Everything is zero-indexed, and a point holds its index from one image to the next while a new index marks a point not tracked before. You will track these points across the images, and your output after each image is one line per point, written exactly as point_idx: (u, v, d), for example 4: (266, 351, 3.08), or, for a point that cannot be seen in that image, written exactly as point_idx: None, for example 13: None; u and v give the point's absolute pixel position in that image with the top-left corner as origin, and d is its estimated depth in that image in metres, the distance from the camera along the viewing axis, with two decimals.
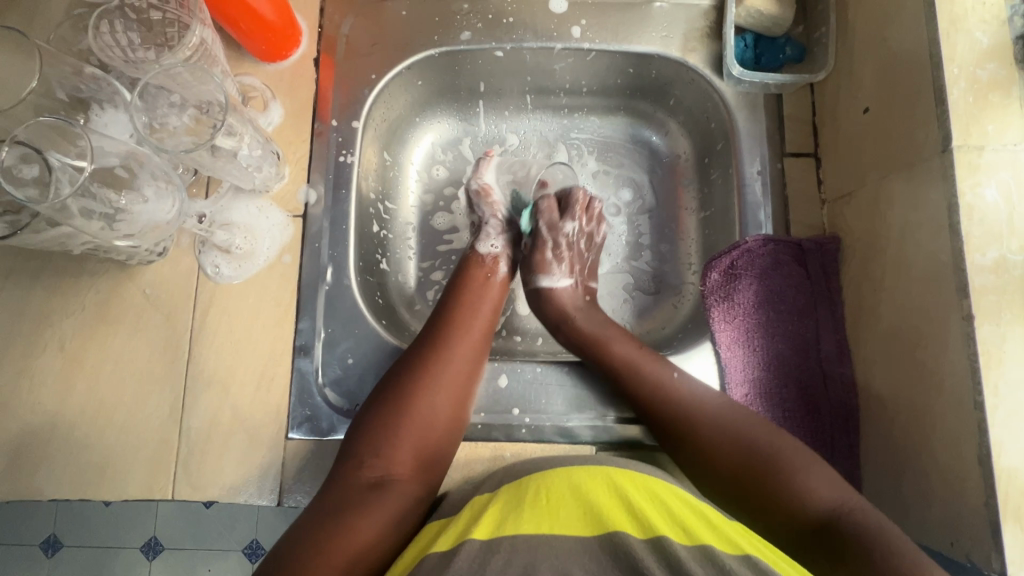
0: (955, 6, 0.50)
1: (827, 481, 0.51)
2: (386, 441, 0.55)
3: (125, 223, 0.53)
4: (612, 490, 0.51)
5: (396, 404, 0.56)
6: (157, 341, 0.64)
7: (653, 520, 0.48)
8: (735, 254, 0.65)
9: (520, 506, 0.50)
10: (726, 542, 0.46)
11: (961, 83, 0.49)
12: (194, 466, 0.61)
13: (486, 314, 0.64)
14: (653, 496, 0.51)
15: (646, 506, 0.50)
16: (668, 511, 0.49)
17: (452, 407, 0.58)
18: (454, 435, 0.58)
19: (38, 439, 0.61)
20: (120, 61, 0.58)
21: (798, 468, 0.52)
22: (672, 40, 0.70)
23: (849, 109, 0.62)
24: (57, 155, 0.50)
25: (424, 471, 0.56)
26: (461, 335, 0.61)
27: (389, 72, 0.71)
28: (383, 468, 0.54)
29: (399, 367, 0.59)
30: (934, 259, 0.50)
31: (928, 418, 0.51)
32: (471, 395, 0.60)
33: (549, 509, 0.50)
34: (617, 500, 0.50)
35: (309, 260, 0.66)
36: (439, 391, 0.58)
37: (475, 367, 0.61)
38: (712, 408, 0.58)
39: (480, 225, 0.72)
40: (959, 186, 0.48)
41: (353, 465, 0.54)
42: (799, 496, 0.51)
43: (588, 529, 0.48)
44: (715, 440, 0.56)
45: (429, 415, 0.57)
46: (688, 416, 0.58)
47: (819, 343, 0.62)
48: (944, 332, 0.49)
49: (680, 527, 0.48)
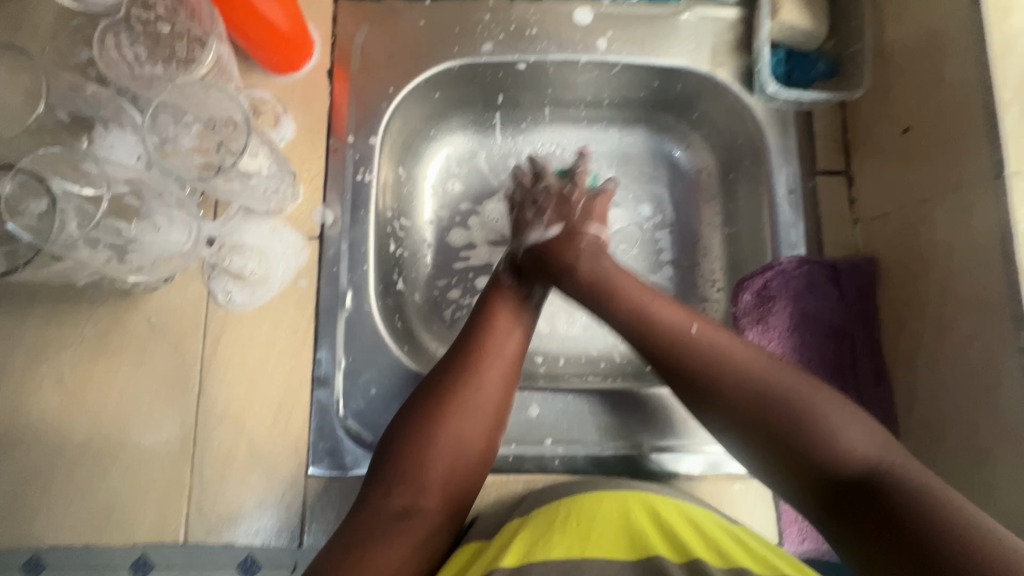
0: (1007, 29, 0.50)
1: (864, 431, 0.45)
2: (414, 466, 0.51)
3: (136, 254, 0.50)
4: (647, 510, 0.49)
5: (424, 428, 0.52)
6: (164, 372, 0.60)
7: (690, 543, 0.46)
8: (769, 276, 0.63)
9: (551, 529, 0.48)
10: (761, 564, 0.45)
11: (1013, 108, 0.49)
12: (208, 506, 0.58)
13: (519, 337, 0.59)
14: (687, 517, 0.49)
15: (681, 529, 0.47)
16: (701, 533, 0.47)
17: (485, 436, 0.54)
18: (484, 465, 0.54)
19: (36, 481, 0.57)
20: (125, 77, 0.54)
21: (833, 412, 0.46)
22: (701, 54, 0.68)
23: (885, 128, 0.61)
24: (60, 181, 0.46)
25: (453, 501, 0.52)
26: (491, 355, 0.56)
27: (407, 84, 0.68)
28: (409, 496, 0.50)
29: (426, 390, 0.54)
30: (986, 288, 0.49)
31: (980, 449, 0.50)
32: (503, 423, 0.56)
33: (581, 532, 0.47)
34: (653, 521, 0.48)
35: (327, 285, 0.63)
36: (469, 416, 0.53)
37: (506, 392, 0.56)
38: (737, 347, 0.51)
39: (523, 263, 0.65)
40: (1014, 214, 0.47)
41: (379, 493, 0.50)
42: (835, 449, 0.44)
43: (627, 551, 0.46)
44: (740, 386, 0.48)
45: (456, 439, 0.52)
46: (721, 361, 0.50)
47: (856, 366, 0.60)
48: (997, 363, 0.48)
49: (715, 550, 0.46)
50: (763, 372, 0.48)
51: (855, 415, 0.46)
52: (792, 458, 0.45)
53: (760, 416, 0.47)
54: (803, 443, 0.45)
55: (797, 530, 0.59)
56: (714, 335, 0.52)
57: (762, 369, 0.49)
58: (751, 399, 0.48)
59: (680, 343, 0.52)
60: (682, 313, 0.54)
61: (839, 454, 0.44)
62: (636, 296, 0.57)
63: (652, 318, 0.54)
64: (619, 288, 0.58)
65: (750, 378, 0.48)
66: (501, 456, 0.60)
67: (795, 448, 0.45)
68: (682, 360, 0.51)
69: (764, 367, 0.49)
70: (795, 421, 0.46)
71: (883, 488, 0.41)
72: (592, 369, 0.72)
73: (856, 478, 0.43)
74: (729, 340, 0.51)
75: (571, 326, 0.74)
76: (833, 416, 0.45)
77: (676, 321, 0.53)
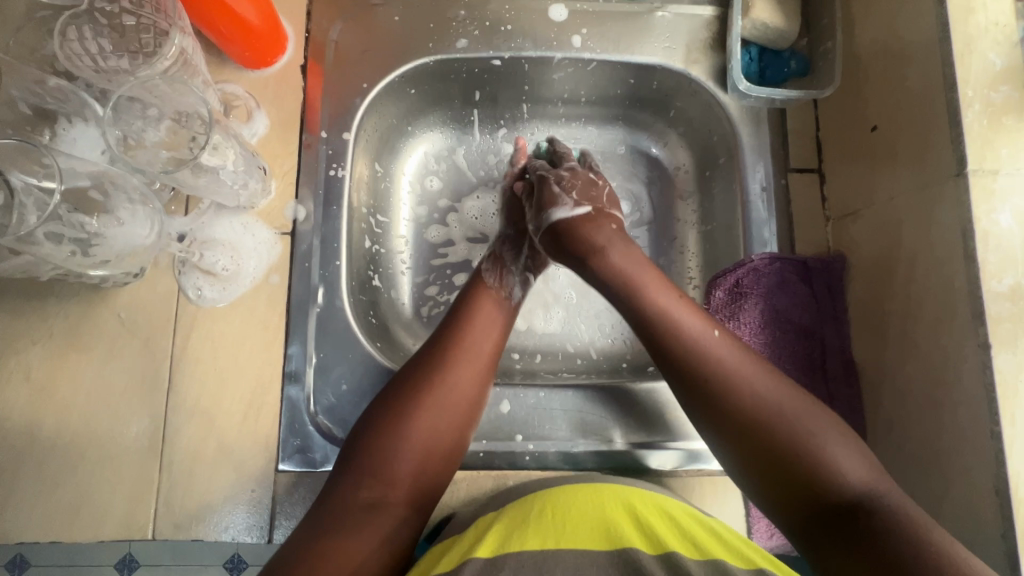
0: (969, 28, 0.50)
1: (862, 462, 0.45)
2: (383, 459, 0.50)
3: (100, 249, 0.50)
4: (621, 502, 0.48)
5: (395, 419, 0.52)
6: (134, 368, 0.60)
7: (668, 540, 0.45)
8: (741, 272, 0.63)
9: (527, 521, 0.47)
10: (736, 556, 0.44)
11: (975, 107, 0.49)
12: (177, 501, 0.58)
13: (493, 336, 0.59)
14: (662, 510, 0.48)
15: (658, 522, 0.47)
16: (678, 526, 0.47)
17: (455, 431, 0.54)
18: (454, 458, 0.54)
19: (2, 477, 0.57)
20: (89, 70, 0.53)
21: (831, 439, 0.46)
22: (675, 51, 0.68)
23: (855, 125, 0.61)
24: (20, 175, 0.46)
25: (421, 495, 0.51)
26: (467, 352, 0.57)
27: (381, 80, 0.68)
28: (378, 488, 0.49)
29: (399, 384, 0.54)
30: (948, 284, 0.49)
31: (941, 444, 0.50)
32: (475, 419, 0.56)
33: (557, 524, 0.46)
34: (628, 513, 0.47)
35: (299, 280, 0.63)
36: (442, 410, 0.53)
37: (480, 389, 0.56)
38: (749, 367, 0.49)
39: (500, 261, 0.66)
40: (974, 211, 0.48)
41: (347, 484, 0.49)
42: (833, 476, 0.44)
43: (600, 541, 0.45)
44: (744, 403, 0.47)
45: (428, 433, 0.52)
46: (728, 372, 0.49)
47: (825, 363, 0.61)
48: (958, 358, 0.48)
49: (691, 544, 0.45)
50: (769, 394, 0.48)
51: (854, 446, 0.46)
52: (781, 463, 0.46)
53: (774, 432, 0.46)
54: (807, 462, 0.45)
55: (766, 525, 0.59)
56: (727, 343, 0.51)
57: (776, 398, 0.48)
58: (761, 423, 0.47)
59: (698, 353, 0.50)
60: (705, 321, 0.53)
61: (836, 477, 0.44)
62: (664, 294, 0.55)
63: (673, 325, 0.52)
64: (645, 298, 0.54)
65: (755, 396, 0.48)
66: (471, 452, 0.60)
67: (800, 473, 0.45)
68: (692, 360, 0.50)
69: (779, 399, 0.48)
70: (800, 444, 0.45)
71: (872, 514, 0.42)
72: (567, 365, 0.72)
73: (846, 499, 0.43)
74: (740, 356, 0.50)
75: (547, 322, 0.74)
76: (831, 442, 0.46)
77: (686, 322, 0.52)
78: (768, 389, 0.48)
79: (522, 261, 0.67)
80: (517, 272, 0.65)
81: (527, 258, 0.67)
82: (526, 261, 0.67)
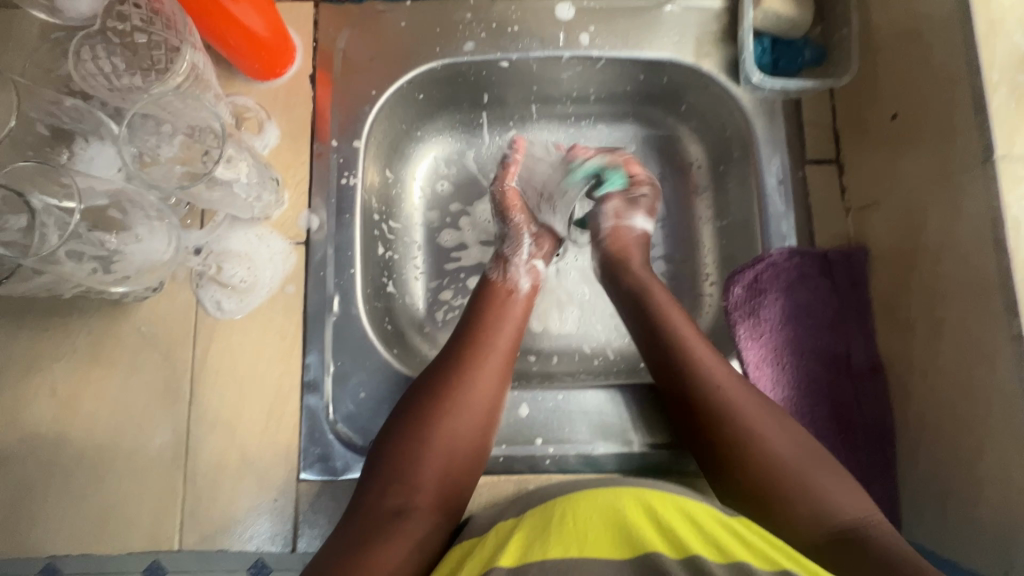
0: (993, 8, 0.48)
1: (854, 494, 0.48)
2: (408, 466, 0.50)
3: (120, 265, 0.51)
4: (640, 504, 0.44)
5: (417, 427, 0.52)
6: (155, 381, 0.61)
7: (689, 539, 0.41)
8: (760, 268, 0.63)
9: (549, 530, 0.43)
10: (763, 560, 0.40)
11: (1001, 90, 0.47)
12: (202, 512, 0.58)
13: (511, 334, 0.59)
14: (684, 510, 0.44)
15: (678, 523, 0.42)
16: (699, 527, 0.42)
17: (478, 433, 0.54)
18: (481, 458, 0.54)
19: (33, 492, 0.58)
20: (103, 90, 0.54)
21: (821, 474, 0.48)
22: (685, 45, 0.67)
23: (875, 114, 0.60)
24: (40, 197, 0.46)
25: (449, 498, 0.51)
26: (486, 350, 0.57)
27: (390, 86, 0.68)
28: (405, 495, 0.49)
29: (416, 390, 0.54)
30: (979, 275, 0.48)
31: (975, 441, 0.48)
32: (497, 418, 0.56)
33: (581, 531, 0.42)
34: (646, 515, 0.43)
35: (314, 289, 0.63)
36: (463, 412, 0.53)
37: (502, 387, 0.56)
38: (744, 396, 0.53)
39: (505, 253, 0.67)
40: (1003, 198, 0.46)
41: (374, 494, 0.49)
42: (820, 505, 0.47)
43: (621, 549, 0.41)
44: (749, 436, 0.50)
45: (451, 437, 0.52)
46: (728, 402, 0.52)
47: (850, 359, 0.60)
48: (991, 351, 0.47)
49: (715, 546, 0.41)
50: (762, 423, 0.51)
51: (839, 475, 0.49)
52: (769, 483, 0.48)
53: (759, 462, 0.49)
54: (787, 490, 0.48)
55: None
56: (722, 373, 0.54)
57: (771, 425, 0.51)
58: (760, 453, 0.49)
59: (696, 373, 0.54)
60: (706, 348, 0.56)
61: (829, 506, 0.47)
62: (664, 313, 0.59)
63: (686, 349, 0.55)
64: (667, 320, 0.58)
65: (757, 429, 0.51)
66: (491, 457, 0.60)
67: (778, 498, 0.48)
68: (691, 381, 0.54)
69: (760, 421, 0.51)
70: (787, 470, 0.48)
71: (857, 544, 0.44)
72: (585, 366, 0.71)
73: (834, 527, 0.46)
74: (736, 381, 0.54)
75: (564, 323, 0.73)
76: (821, 477, 0.48)
77: (697, 351, 0.55)
78: (774, 428, 0.51)
79: (525, 251, 0.67)
80: (522, 264, 0.66)
81: (530, 246, 0.68)
82: (531, 250, 0.68)
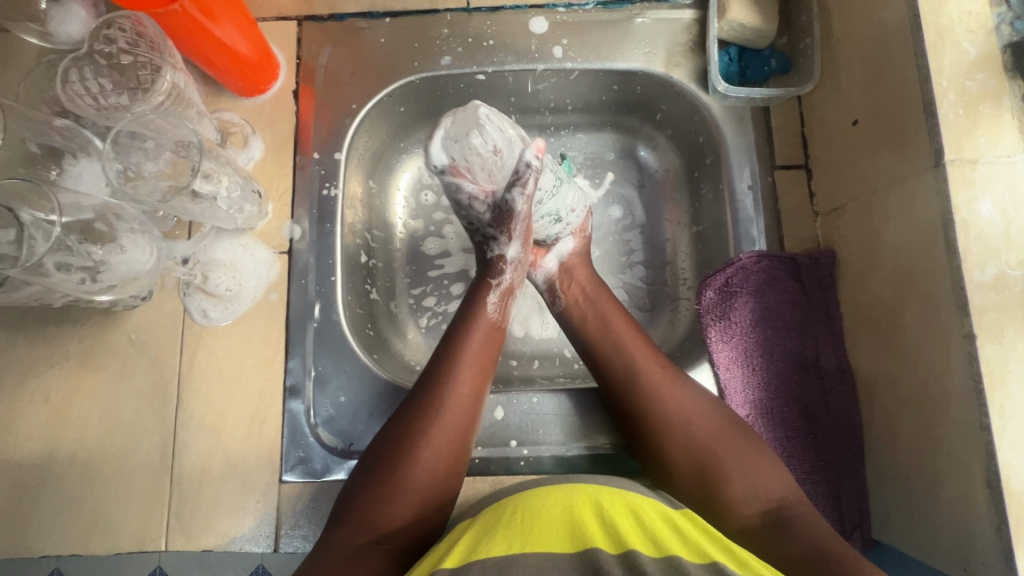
0: (942, 16, 0.49)
1: (779, 477, 0.51)
2: (374, 503, 0.50)
3: (106, 275, 0.54)
4: (591, 503, 0.45)
5: (382, 461, 0.52)
6: (144, 387, 0.63)
7: (627, 533, 0.42)
8: (729, 272, 0.64)
9: (497, 528, 0.44)
10: (696, 554, 0.40)
11: (950, 96, 0.48)
12: (187, 514, 0.60)
13: (478, 362, 0.57)
14: (631, 509, 0.45)
15: (622, 520, 0.43)
16: (642, 525, 0.43)
17: (445, 465, 0.53)
18: (451, 487, 0.54)
19: (28, 494, 0.60)
20: (91, 109, 0.58)
21: (753, 463, 0.51)
22: (655, 56, 0.69)
23: (838, 120, 0.61)
24: (30, 212, 0.49)
25: (418, 530, 0.51)
26: (448, 382, 0.55)
27: (370, 100, 0.70)
28: (373, 533, 0.49)
29: (389, 431, 0.54)
30: (934, 277, 0.49)
31: (934, 440, 0.49)
32: (467, 449, 0.55)
33: (528, 528, 0.43)
34: (596, 514, 0.44)
35: (296, 296, 0.65)
36: (427, 448, 0.52)
37: (468, 416, 0.55)
38: (676, 393, 0.55)
39: (511, 287, 0.62)
40: (953, 202, 0.47)
41: (342, 531, 0.50)
42: (755, 491, 0.50)
43: (566, 544, 0.41)
44: (679, 430, 0.54)
45: (426, 475, 0.52)
46: (661, 399, 0.55)
47: (819, 361, 0.61)
48: (945, 351, 0.48)
49: (650, 540, 0.41)
50: (694, 418, 0.54)
51: (775, 465, 0.52)
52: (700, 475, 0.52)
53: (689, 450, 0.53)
54: (717, 478, 0.51)
55: None
56: (654, 370, 0.57)
57: (700, 419, 0.54)
58: (691, 445, 0.53)
59: (636, 380, 0.57)
60: (638, 341, 0.59)
61: (759, 491, 0.50)
62: (611, 315, 0.62)
63: (622, 348, 0.59)
64: (607, 322, 0.61)
65: (690, 424, 0.54)
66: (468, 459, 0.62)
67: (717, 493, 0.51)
68: (632, 385, 0.57)
69: (698, 419, 0.54)
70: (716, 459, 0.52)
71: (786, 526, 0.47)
72: (564, 370, 0.73)
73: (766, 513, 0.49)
74: (669, 377, 0.57)
75: (544, 327, 0.75)
76: (754, 466, 0.51)
77: (633, 350, 0.58)
78: (704, 418, 0.54)
79: (528, 279, 0.64)
80: (520, 291, 0.64)
81: (530, 272, 0.65)
82: (532, 276, 0.65)
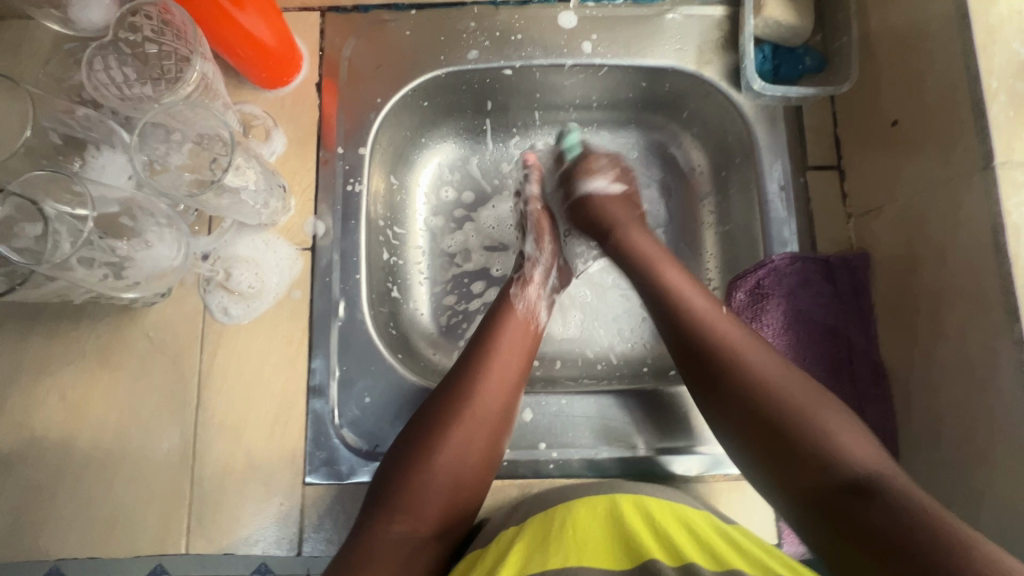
0: (991, 17, 0.49)
1: (866, 445, 0.45)
2: (411, 492, 0.50)
3: (131, 271, 0.52)
4: (643, 512, 0.47)
5: (421, 448, 0.51)
6: (163, 386, 0.61)
7: (685, 548, 0.44)
8: (762, 273, 0.63)
9: (550, 537, 0.46)
10: (756, 567, 0.43)
11: (999, 98, 0.48)
12: (208, 516, 0.59)
13: (517, 359, 0.58)
14: (683, 520, 0.47)
15: (677, 533, 0.45)
16: (697, 536, 0.45)
17: (482, 460, 0.53)
18: (483, 485, 0.53)
19: (43, 495, 0.58)
20: (115, 99, 0.56)
21: (838, 427, 0.46)
22: (686, 53, 0.68)
23: (875, 120, 0.61)
24: (53, 204, 0.48)
25: (449, 522, 0.51)
26: (491, 377, 0.55)
27: (395, 94, 0.68)
28: (409, 522, 0.49)
29: (419, 421, 0.53)
30: (981, 281, 0.48)
31: (979, 445, 0.49)
32: (501, 445, 0.55)
33: (579, 539, 0.45)
34: (648, 524, 0.46)
35: (320, 294, 0.63)
36: (468, 440, 0.52)
37: (505, 410, 0.55)
38: (746, 345, 0.51)
39: (527, 278, 0.66)
40: (1003, 204, 0.46)
41: (380, 519, 0.49)
42: (838, 456, 0.44)
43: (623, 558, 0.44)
44: (749, 388, 0.49)
45: (455, 464, 0.51)
46: (731, 349, 0.51)
47: (852, 363, 0.60)
48: (992, 356, 0.47)
49: (710, 555, 0.44)
50: (768, 373, 0.49)
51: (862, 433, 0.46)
52: (782, 445, 0.46)
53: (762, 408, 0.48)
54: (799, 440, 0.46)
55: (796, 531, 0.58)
56: (717, 319, 0.54)
57: (771, 372, 0.49)
58: (763, 403, 0.48)
59: (701, 328, 0.53)
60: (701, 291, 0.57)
61: (840, 456, 0.44)
62: (667, 270, 0.59)
63: (679, 299, 0.56)
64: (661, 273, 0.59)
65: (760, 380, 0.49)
66: None
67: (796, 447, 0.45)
68: (694, 334, 0.53)
69: (771, 377, 0.49)
70: (800, 420, 0.46)
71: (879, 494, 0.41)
72: (588, 371, 0.72)
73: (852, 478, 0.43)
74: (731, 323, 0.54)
75: (566, 328, 0.74)
76: (838, 430, 0.46)
77: (693, 300, 0.55)
78: (772, 371, 0.49)
79: (545, 279, 0.67)
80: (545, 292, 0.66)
81: (553, 279, 0.68)
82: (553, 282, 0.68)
